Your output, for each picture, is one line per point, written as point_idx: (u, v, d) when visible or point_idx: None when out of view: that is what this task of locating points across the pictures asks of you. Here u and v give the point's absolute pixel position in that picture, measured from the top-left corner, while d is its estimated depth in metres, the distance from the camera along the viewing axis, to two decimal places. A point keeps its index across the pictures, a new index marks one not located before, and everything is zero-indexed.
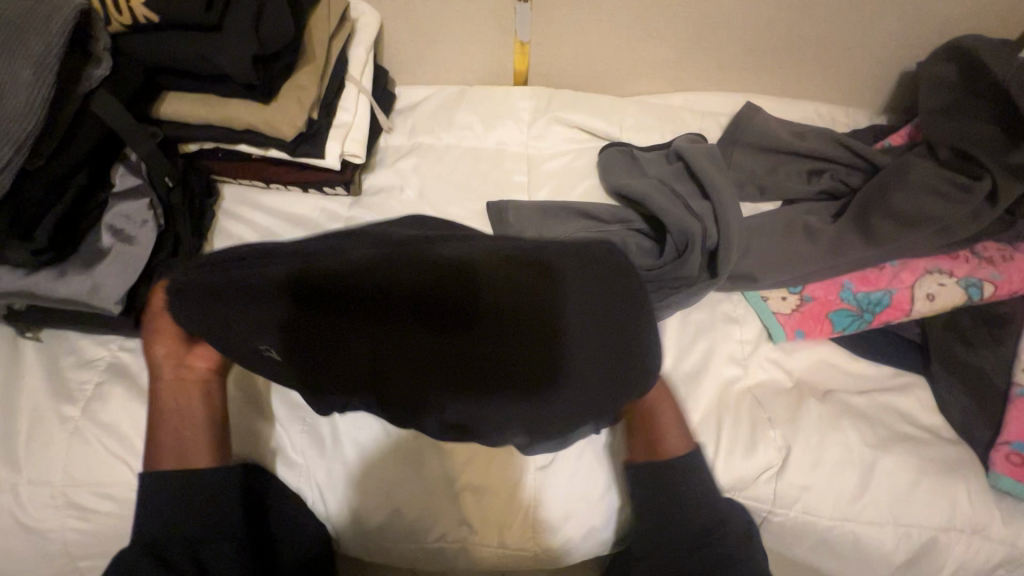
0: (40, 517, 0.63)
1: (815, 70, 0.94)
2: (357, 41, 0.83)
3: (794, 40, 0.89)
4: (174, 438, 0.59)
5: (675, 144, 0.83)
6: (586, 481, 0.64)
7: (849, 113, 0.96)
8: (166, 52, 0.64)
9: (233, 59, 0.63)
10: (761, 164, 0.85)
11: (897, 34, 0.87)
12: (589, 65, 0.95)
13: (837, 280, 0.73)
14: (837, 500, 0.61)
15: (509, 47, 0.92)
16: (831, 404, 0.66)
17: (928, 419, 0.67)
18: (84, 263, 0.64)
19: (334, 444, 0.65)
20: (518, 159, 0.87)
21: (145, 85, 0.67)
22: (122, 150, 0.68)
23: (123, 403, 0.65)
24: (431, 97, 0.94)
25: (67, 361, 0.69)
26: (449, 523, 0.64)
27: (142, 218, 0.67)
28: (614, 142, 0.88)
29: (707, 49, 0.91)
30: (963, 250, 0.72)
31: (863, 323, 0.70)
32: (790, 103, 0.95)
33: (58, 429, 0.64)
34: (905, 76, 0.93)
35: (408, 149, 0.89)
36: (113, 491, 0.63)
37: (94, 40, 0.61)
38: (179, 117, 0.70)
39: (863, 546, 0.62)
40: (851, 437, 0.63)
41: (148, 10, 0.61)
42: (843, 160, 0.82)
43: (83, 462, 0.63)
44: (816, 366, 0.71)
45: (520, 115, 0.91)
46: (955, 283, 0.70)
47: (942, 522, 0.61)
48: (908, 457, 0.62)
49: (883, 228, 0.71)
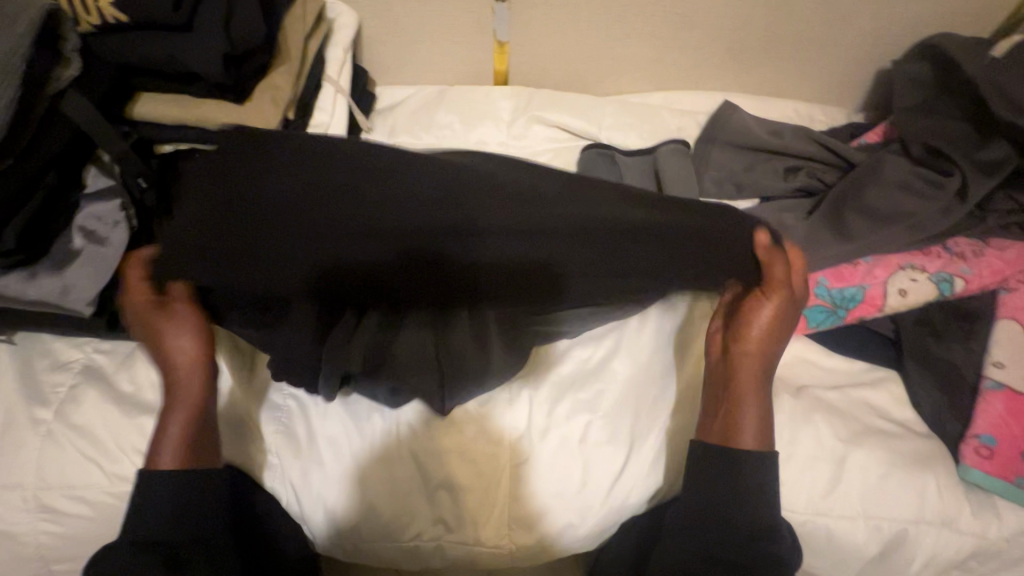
0: (11, 521, 0.62)
1: (793, 69, 0.94)
2: (334, 41, 0.83)
3: (770, 39, 0.90)
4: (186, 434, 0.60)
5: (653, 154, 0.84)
6: (560, 480, 0.64)
7: (826, 111, 0.96)
8: (136, 53, 0.64)
9: (204, 60, 0.64)
10: (738, 161, 0.85)
11: (872, 33, 0.88)
12: (569, 65, 0.95)
13: (812, 276, 0.73)
14: (810, 495, 0.62)
15: (488, 47, 0.92)
16: (804, 400, 0.66)
17: (901, 414, 0.68)
18: (53, 263, 0.64)
19: (309, 444, 0.65)
20: (497, 159, 0.88)
21: (117, 86, 0.67)
22: (95, 152, 0.67)
23: (96, 405, 0.65)
24: (411, 97, 0.94)
25: (38, 363, 0.68)
26: (425, 520, 0.64)
27: (113, 220, 0.67)
28: (592, 142, 0.88)
29: (685, 48, 0.92)
30: (936, 247, 0.73)
31: (836, 319, 0.71)
32: (768, 102, 0.96)
33: (31, 432, 0.64)
34: (882, 74, 0.93)
35: (388, 149, 0.89)
36: (86, 495, 0.63)
37: (64, 41, 0.61)
38: (153, 118, 0.70)
39: (836, 540, 0.62)
40: (823, 432, 0.64)
41: (117, 12, 0.61)
42: (818, 158, 0.83)
43: (54, 465, 0.63)
44: (792, 362, 0.71)
45: (500, 114, 0.91)
46: (927, 278, 0.70)
47: (913, 514, 0.61)
48: (878, 451, 0.63)
49: (855, 224, 0.72)
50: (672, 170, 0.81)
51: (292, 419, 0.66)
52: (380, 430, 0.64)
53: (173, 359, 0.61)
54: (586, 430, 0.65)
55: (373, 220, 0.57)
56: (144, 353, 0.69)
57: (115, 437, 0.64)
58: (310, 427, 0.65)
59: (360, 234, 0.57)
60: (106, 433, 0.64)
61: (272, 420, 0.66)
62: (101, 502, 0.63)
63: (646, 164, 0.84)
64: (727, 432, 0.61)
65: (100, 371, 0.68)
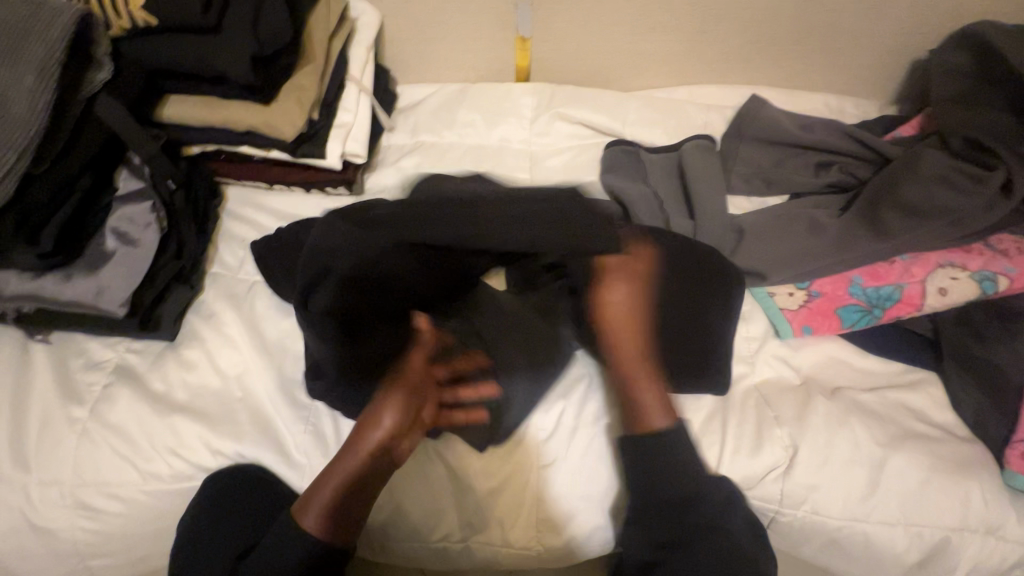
0: (50, 517, 0.63)
1: (823, 61, 0.92)
2: (357, 40, 0.82)
3: (800, 30, 0.88)
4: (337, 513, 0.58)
5: (680, 151, 0.83)
6: (589, 477, 0.63)
7: (858, 104, 0.94)
8: (165, 56, 0.64)
9: (231, 62, 0.64)
10: (766, 158, 0.83)
11: (908, 22, 0.85)
12: (591, 60, 0.93)
13: (846, 274, 0.71)
14: (847, 500, 0.60)
15: (509, 43, 0.91)
16: (839, 401, 0.65)
17: (940, 416, 0.66)
18: (88, 264, 0.65)
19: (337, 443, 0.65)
20: (520, 157, 0.87)
21: (147, 89, 0.68)
22: (126, 154, 0.68)
23: (130, 404, 0.66)
24: (433, 95, 0.94)
25: (74, 363, 0.69)
26: (451, 524, 0.64)
27: (145, 221, 0.68)
28: (614, 140, 0.87)
29: (711, 41, 0.90)
30: (977, 243, 0.70)
31: (872, 319, 0.69)
32: (797, 96, 0.93)
33: (67, 430, 0.65)
34: (917, 65, 0.90)
35: (411, 148, 0.89)
36: (121, 492, 0.64)
37: (96, 46, 0.61)
38: (182, 120, 0.70)
39: (874, 546, 0.60)
40: (859, 435, 0.62)
41: (146, 14, 0.62)
42: (851, 152, 0.81)
43: (90, 463, 0.64)
44: (825, 363, 0.70)
45: (522, 111, 0.90)
46: (968, 276, 0.68)
47: (955, 521, 0.59)
48: (918, 455, 0.61)
49: (893, 221, 0.70)
50: (698, 169, 0.79)
51: (319, 418, 0.67)
52: None
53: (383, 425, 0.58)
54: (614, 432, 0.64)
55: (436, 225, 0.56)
56: (175, 353, 0.70)
57: (147, 436, 0.65)
58: (338, 426, 0.66)
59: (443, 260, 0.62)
60: (139, 432, 0.65)
61: (299, 420, 0.67)
62: (136, 499, 0.64)
63: (671, 163, 0.83)
64: (641, 421, 0.61)
65: (132, 370, 0.69)
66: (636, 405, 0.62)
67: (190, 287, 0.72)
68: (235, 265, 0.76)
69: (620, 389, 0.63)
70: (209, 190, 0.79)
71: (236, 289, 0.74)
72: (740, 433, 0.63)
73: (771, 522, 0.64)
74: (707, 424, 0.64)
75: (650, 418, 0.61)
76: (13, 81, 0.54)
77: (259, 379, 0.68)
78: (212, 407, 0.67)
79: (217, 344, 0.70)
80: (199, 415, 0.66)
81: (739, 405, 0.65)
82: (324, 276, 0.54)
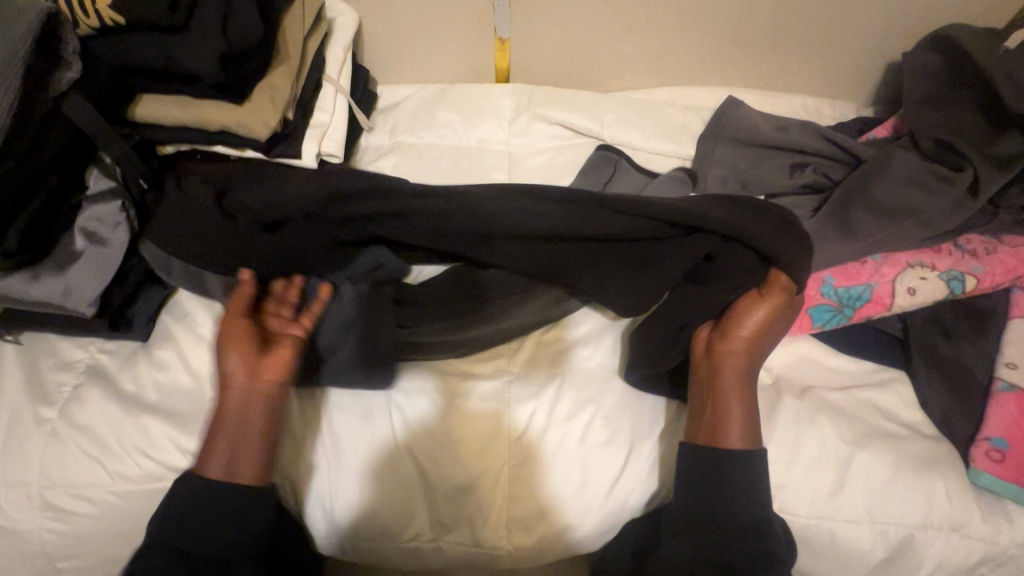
0: (17, 518, 0.63)
1: (800, 63, 0.93)
2: (334, 40, 0.82)
3: (776, 32, 0.88)
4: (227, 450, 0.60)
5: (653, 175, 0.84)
6: (559, 477, 0.64)
7: (834, 105, 0.94)
8: (134, 54, 0.64)
9: (201, 61, 0.64)
10: (743, 158, 0.83)
11: (882, 24, 0.86)
12: (571, 62, 0.94)
13: (818, 274, 0.71)
14: (814, 499, 0.61)
15: (488, 44, 0.91)
16: (808, 400, 0.65)
17: (909, 415, 0.66)
18: (57, 264, 0.65)
19: (306, 443, 0.65)
20: (498, 157, 0.87)
21: (118, 87, 0.67)
22: (97, 153, 0.68)
23: (99, 404, 0.66)
24: (412, 96, 0.94)
25: (45, 362, 0.69)
26: (426, 519, 0.64)
27: (114, 220, 0.67)
28: (603, 146, 0.87)
29: (689, 42, 0.90)
30: (946, 243, 0.71)
31: (843, 319, 0.69)
32: (774, 97, 0.94)
33: (35, 430, 0.65)
34: (893, 67, 0.91)
35: (389, 148, 0.89)
36: (90, 493, 0.64)
37: (62, 44, 0.60)
38: (153, 119, 0.70)
39: (842, 544, 0.61)
40: (827, 433, 0.62)
41: (114, 12, 0.62)
42: (826, 153, 0.81)
43: (58, 463, 0.64)
44: (796, 362, 0.70)
45: (501, 112, 0.90)
46: (936, 276, 0.68)
47: (920, 519, 0.60)
48: (885, 453, 0.61)
49: (863, 221, 0.70)
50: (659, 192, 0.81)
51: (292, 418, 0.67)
52: (384, 427, 0.64)
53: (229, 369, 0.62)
54: (586, 431, 0.64)
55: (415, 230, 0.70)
56: (146, 353, 0.70)
57: (117, 435, 0.65)
58: (307, 425, 0.66)
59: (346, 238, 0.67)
60: (108, 432, 0.65)
61: None
62: (104, 499, 0.64)
63: (639, 181, 0.84)
64: (713, 433, 0.60)
65: (103, 370, 0.69)
66: (718, 419, 0.60)
67: (163, 288, 0.73)
68: None
69: (701, 411, 0.62)
70: None
71: None
72: None
73: None
74: None
75: (732, 433, 0.60)
76: None
77: None
78: (182, 407, 0.67)
79: (188, 343, 0.70)
80: (169, 414, 0.66)
81: None
82: (280, 222, 0.70)
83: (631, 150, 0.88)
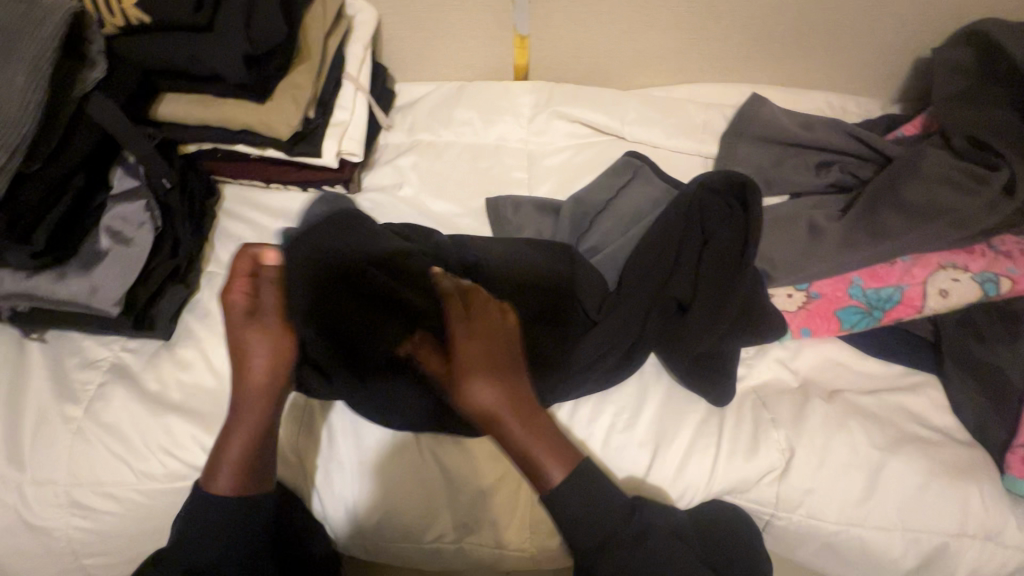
0: (44, 516, 0.64)
1: (825, 59, 0.91)
2: (354, 38, 0.82)
3: (801, 27, 0.87)
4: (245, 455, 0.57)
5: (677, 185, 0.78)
6: None
7: (860, 102, 0.92)
8: (160, 54, 0.64)
9: (227, 61, 0.64)
10: (766, 157, 0.82)
11: (912, 20, 0.84)
12: (591, 58, 0.93)
13: (846, 275, 0.70)
14: (844, 505, 0.60)
15: (508, 40, 0.90)
16: (838, 404, 0.64)
17: (941, 420, 0.65)
18: (81, 263, 0.65)
19: (329, 443, 0.65)
20: (517, 156, 0.86)
21: (142, 86, 0.67)
22: (120, 154, 0.68)
23: (124, 403, 0.66)
24: (430, 93, 0.93)
25: (70, 361, 0.69)
26: (447, 523, 0.64)
27: (138, 220, 0.67)
28: (632, 150, 0.84)
29: (712, 39, 0.89)
30: (979, 245, 0.69)
31: (872, 321, 0.68)
32: (798, 94, 0.92)
33: (62, 428, 0.65)
34: (921, 63, 0.89)
35: (408, 147, 0.88)
36: (115, 491, 0.64)
37: (88, 44, 0.61)
38: (177, 118, 0.70)
39: (872, 551, 0.60)
40: (858, 438, 0.61)
41: (139, 11, 0.62)
42: (852, 152, 0.80)
43: (84, 461, 0.64)
44: (823, 365, 0.69)
45: (520, 110, 0.89)
46: (970, 278, 0.67)
47: (955, 526, 0.58)
48: (918, 459, 0.60)
49: (891, 222, 0.69)
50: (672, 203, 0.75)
51: (313, 418, 0.67)
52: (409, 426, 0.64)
53: (252, 354, 0.59)
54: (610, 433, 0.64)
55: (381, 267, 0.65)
56: (170, 352, 0.70)
57: (142, 435, 0.65)
58: (330, 426, 0.66)
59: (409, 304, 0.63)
60: (133, 431, 0.65)
61: (295, 420, 0.67)
62: (130, 497, 0.64)
63: (658, 192, 0.78)
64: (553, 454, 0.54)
65: (127, 369, 0.69)
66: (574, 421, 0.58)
67: (185, 287, 0.72)
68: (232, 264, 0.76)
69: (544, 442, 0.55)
70: (205, 189, 0.79)
71: None
72: (737, 435, 0.63)
73: (767, 526, 0.63)
74: (703, 425, 0.63)
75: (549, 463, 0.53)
76: (3, 78, 0.54)
77: None
78: (206, 407, 0.67)
79: (212, 343, 0.70)
80: (192, 414, 0.66)
81: (736, 408, 0.65)
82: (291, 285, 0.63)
83: (652, 148, 0.87)
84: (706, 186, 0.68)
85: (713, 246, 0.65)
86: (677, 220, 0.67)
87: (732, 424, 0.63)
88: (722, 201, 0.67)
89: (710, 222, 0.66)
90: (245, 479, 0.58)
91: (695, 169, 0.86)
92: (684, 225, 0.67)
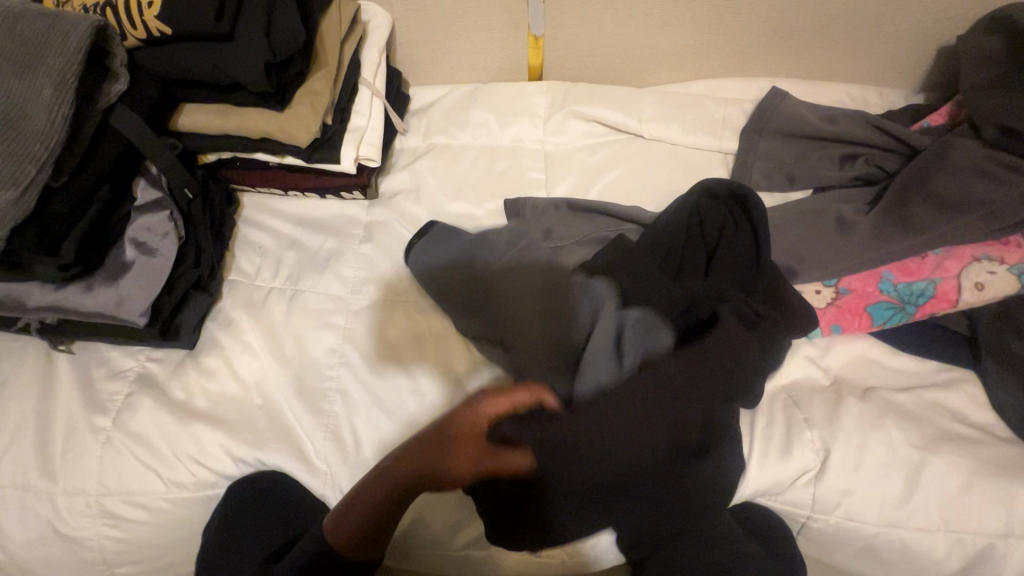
0: (75, 526, 0.64)
1: (845, 50, 0.89)
2: (369, 43, 0.82)
3: (821, 19, 0.85)
4: (366, 516, 0.57)
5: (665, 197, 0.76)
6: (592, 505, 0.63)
7: (883, 93, 0.91)
8: (179, 64, 0.65)
9: (245, 70, 0.64)
10: (788, 151, 0.81)
11: (937, 7, 0.82)
12: (605, 57, 0.92)
13: (875, 271, 0.69)
14: (882, 506, 0.58)
15: (522, 41, 0.90)
16: (872, 403, 0.62)
17: (978, 417, 0.63)
18: (109, 275, 0.66)
19: (356, 447, 0.66)
20: (535, 156, 0.86)
21: (163, 98, 0.68)
22: (143, 164, 0.69)
23: (153, 413, 0.66)
24: (445, 96, 0.93)
25: (97, 372, 0.70)
26: (480, 528, 0.63)
27: (163, 231, 0.68)
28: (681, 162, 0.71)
29: (729, 34, 0.87)
30: (1015, 236, 0.68)
31: (906, 316, 0.67)
32: (819, 87, 0.90)
33: (92, 439, 0.65)
34: (947, 50, 0.87)
35: (424, 150, 0.88)
36: (145, 501, 0.64)
37: (112, 56, 0.61)
38: (196, 128, 0.71)
39: (912, 553, 0.58)
40: (895, 437, 0.60)
41: (161, 24, 0.62)
42: (876, 143, 0.78)
43: (115, 472, 0.64)
44: (854, 363, 0.68)
45: (536, 110, 0.88)
46: (1007, 270, 0.65)
47: (998, 526, 0.57)
48: (958, 459, 0.59)
49: (923, 214, 0.67)
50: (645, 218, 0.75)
51: (340, 426, 0.67)
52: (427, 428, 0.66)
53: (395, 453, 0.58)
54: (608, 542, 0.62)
55: (656, 410, 0.55)
56: (195, 361, 0.70)
57: (170, 444, 0.65)
58: (356, 431, 0.66)
59: (669, 412, 0.55)
60: (163, 440, 0.65)
61: (320, 428, 0.67)
62: (160, 507, 0.65)
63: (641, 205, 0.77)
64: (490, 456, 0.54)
65: (153, 379, 0.69)
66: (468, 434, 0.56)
67: (208, 296, 0.72)
68: (253, 272, 0.76)
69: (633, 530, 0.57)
70: (226, 199, 0.79)
71: (254, 296, 0.74)
72: (770, 436, 0.61)
73: (802, 528, 0.62)
74: None
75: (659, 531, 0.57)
76: (33, 95, 0.55)
77: (280, 387, 0.69)
78: (232, 415, 0.67)
79: (236, 351, 0.70)
80: (219, 423, 0.67)
81: (767, 408, 0.63)
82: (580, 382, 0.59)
83: (671, 146, 0.86)
84: (706, 191, 0.68)
85: (722, 256, 0.65)
86: (682, 234, 0.67)
87: (763, 424, 0.62)
88: (720, 209, 0.68)
89: (710, 232, 0.67)
90: (350, 536, 0.57)
91: (715, 166, 0.85)
92: (684, 237, 0.67)
